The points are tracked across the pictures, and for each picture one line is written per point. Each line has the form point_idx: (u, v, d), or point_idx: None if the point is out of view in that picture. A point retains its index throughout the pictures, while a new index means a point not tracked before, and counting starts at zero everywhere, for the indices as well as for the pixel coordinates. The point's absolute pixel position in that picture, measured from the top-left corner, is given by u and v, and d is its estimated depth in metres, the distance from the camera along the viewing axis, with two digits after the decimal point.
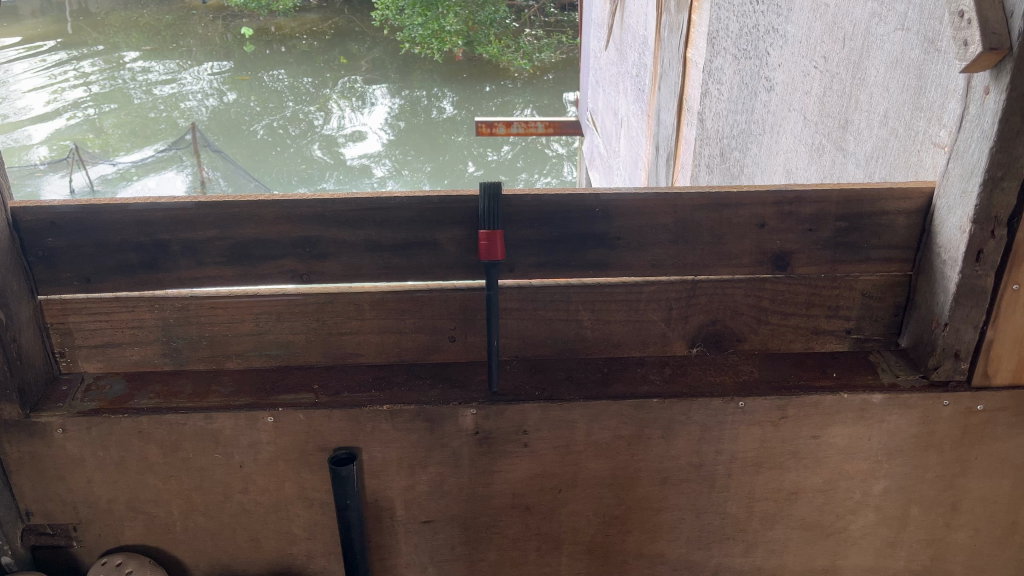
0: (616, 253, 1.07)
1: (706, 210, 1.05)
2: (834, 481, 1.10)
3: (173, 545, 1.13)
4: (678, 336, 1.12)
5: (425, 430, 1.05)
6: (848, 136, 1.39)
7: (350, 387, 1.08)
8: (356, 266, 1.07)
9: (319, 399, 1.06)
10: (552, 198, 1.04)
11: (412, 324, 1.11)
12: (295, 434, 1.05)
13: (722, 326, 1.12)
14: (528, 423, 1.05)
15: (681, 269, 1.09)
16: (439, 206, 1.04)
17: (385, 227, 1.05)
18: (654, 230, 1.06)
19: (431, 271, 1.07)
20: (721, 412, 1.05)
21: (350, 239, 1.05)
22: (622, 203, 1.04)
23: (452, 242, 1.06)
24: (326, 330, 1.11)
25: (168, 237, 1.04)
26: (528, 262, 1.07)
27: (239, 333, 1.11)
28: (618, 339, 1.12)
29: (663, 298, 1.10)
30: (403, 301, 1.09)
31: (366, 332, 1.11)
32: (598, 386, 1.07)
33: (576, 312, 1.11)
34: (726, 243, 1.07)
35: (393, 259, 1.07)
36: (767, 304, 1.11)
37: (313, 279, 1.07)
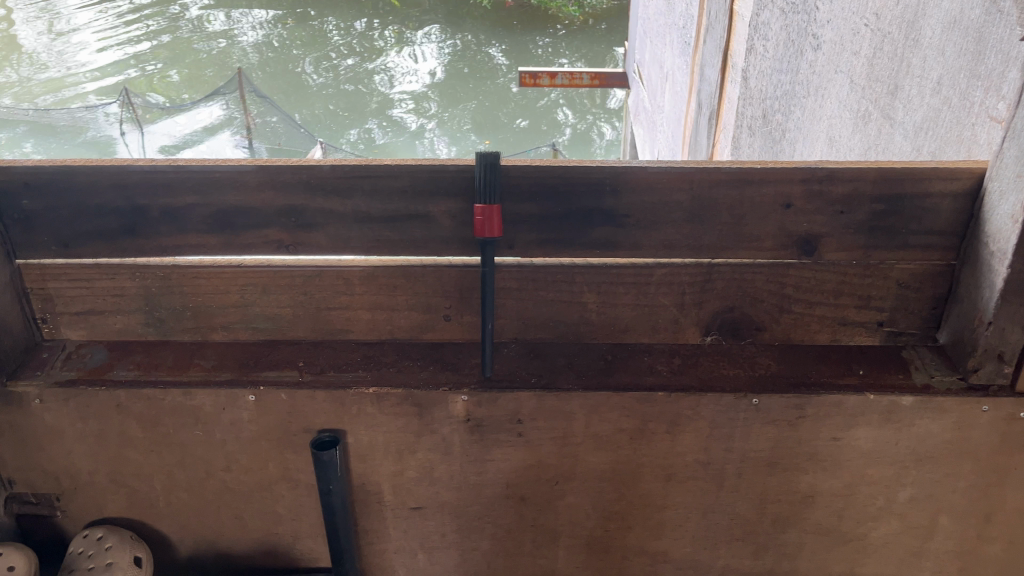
0: (625, 232, 0.98)
1: (726, 187, 0.96)
2: (855, 486, 1.01)
3: (156, 520, 1.09)
4: (691, 322, 1.04)
5: (414, 415, 0.99)
6: (897, 103, 1.27)
7: (336, 366, 1.02)
8: (345, 238, 1.00)
9: (303, 378, 1.00)
10: (555, 170, 0.95)
11: (404, 302, 1.04)
12: (277, 413, 1.00)
13: (740, 314, 1.03)
14: (522, 412, 0.98)
15: (696, 250, 0.99)
16: (432, 176, 0.96)
17: (375, 197, 0.97)
18: (667, 208, 0.97)
19: (424, 245, 1.00)
20: (732, 409, 0.97)
21: (338, 210, 0.98)
22: (632, 177, 0.95)
23: (446, 215, 0.98)
24: (314, 305, 1.04)
25: (147, 202, 0.98)
26: (528, 238, 0.99)
27: (223, 305, 1.05)
28: (625, 324, 1.04)
29: (676, 282, 1.01)
30: (395, 276, 1.02)
31: (356, 308, 1.04)
32: (601, 375, 0.99)
33: (580, 294, 1.03)
34: (747, 224, 0.98)
35: (383, 232, 1.00)
36: (791, 291, 1.01)
37: (299, 250, 1.01)
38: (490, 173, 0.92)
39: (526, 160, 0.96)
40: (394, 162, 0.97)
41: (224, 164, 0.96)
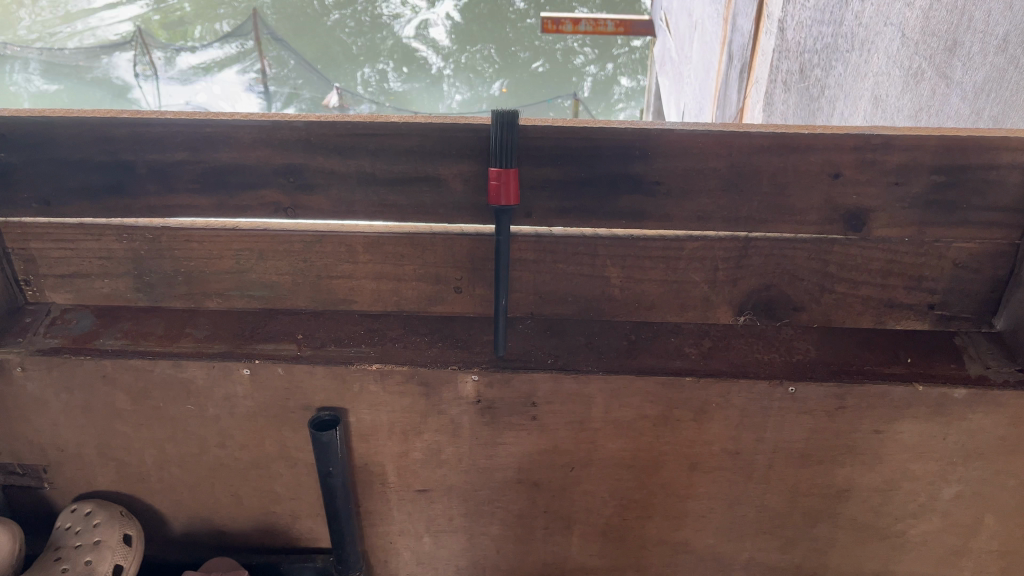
0: (653, 201, 0.90)
1: (768, 153, 0.86)
2: (895, 482, 0.93)
3: (149, 495, 1.03)
4: (723, 300, 0.95)
5: (420, 394, 0.92)
6: (954, 61, 1.16)
7: (337, 339, 0.95)
8: (347, 202, 0.92)
9: (302, 352, 0.93)
10: (579, 132, 0.86)
11: (412, 272, 0.96)
12: (274, 389, 0.93)
13: (777, 293, 0.94)
14: (537, 394, 0.91)
15: (732, 223, 0.91)
16: (444, 136, 0.87)
17: (381, 157, 0.89)
18: (701, 175, 0.88)
19: (433, 211, 0.92)
20: (766, 397, 0.89)
21: (340, 171, 0.90)
22: (664, 141, 0.86)
23: (458, 178, 0.90)
24: (315, 273, 0.97)
25: (133, 158, 0.90)
26: (547, 206, 0.91)
27: (217, 270, 0.97)
28: (651, 301, 0.96)
29: (708, 256, 0.93)
30: (402, 244, 0.94)
31: (360, 277, 0.97)
32: (624, 356, 0.91)
33: (602, 267, 0.94)
34: (789, 195, 0.89)
35: (389, 195, 0.91)
36: (835, 270, 0.93)
37: (299, 214, 0.93)
38: (509, 133, 0.84)
39: (547, 119, 0.87)
40: (402, 119, 0.88)
41: (217, 118, 0.88)
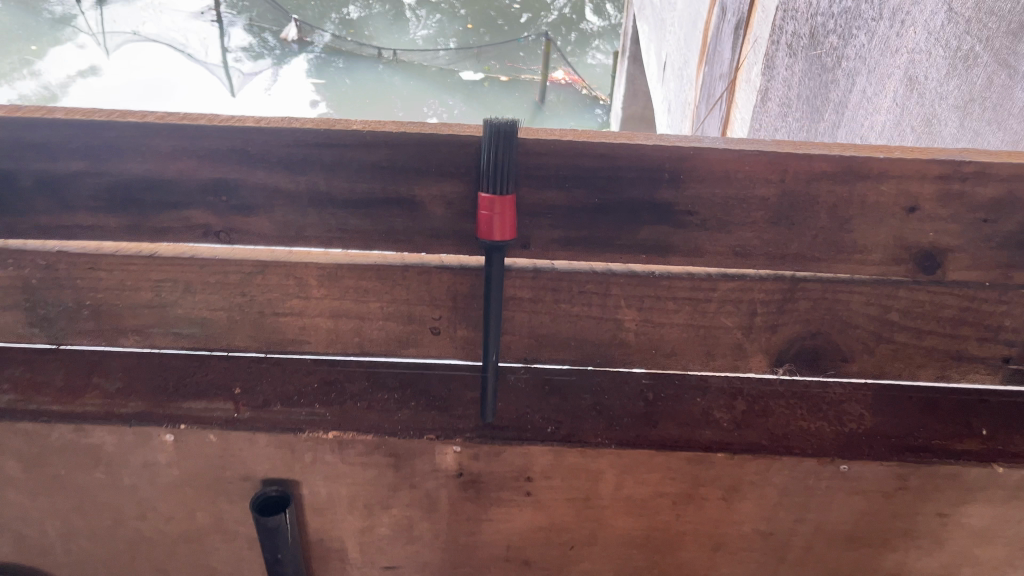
0: (683, 233, 0.72)
1: (830, 180, 0.69)
2: (953, 566, 0.79)
3: (54, 568, 0.85)
4: (758, 349, 0.78)
5: (388, 466, 0.75)
6: (1018, 47, 0.98)
7: (284, 395, 0.76)
8: (296, 226, 0.72)
9: (240, 414, 0.74)
10: (594, 148, 0.68)
11: (378, 309, 0.77)
12: (205, 457, 0.75)
13: (824, 342, 0.77)
14: (533, 469, 0.74)
15: (777, 261, 0.73)
16: (421, 150, 0.68)
17: (338, 174, 0.69)
18: (744, 204, 0.70)
19: (405, 239, 0.73)
20: (812, 476, 0.73)
21: (287, 189, 0.70)
22: (700, 162, 0.68)
23: (438, 200, 0.71)
24: (257, 309, 0.77)
25: (15, 167, 0.69)
26: (549, 236, 0.73)
27: (131, 304, 0.77)
28: (671, 349, 0.78)
29: (744, 299, 0.75)
30: (365, 277, 0.75)
31: (312, 315, 0.78)
32: (639, 424, 0.74)
33: (615, 309, 0.76)
34: (851, 230, 0.71)
35: (350, 219, 0.72)
36: (897, 317, 0.76)
37: (234, 239, 0.73)
38: (507, 151, 0.66)
39: (554, 129, 0.68)
40: (366, 125, 0.69)
41: (123, 119, 0.68)
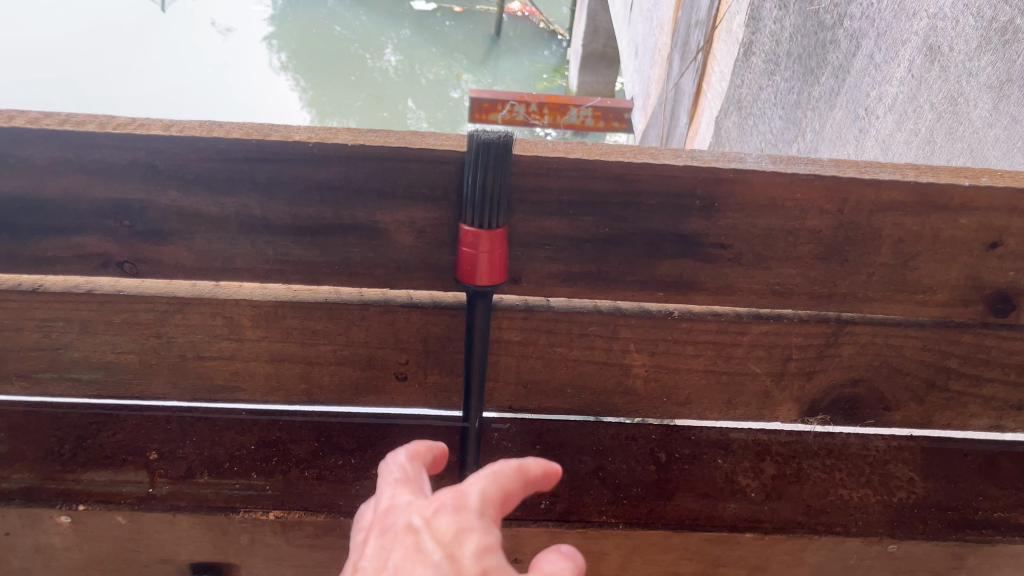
0: (710, 268, 0.58)
1: (898, 211, 0.55)
2: None
3: None
4: (788, 397, 0.65)
5: (344, 548, 0.61)
6: None
7: (213, 462, 0.61)
8: (223, 257, 0.57)
9: (156, 489, 0.60)
10: (607, 169, 0.53)
11: (329, 354, 0.62)
12: (115, 540, 0.61)
13: (867, 391, 0.65)
14: (522, 550, 0.61)
15: (822, 301, 0.60)
16: (383, 167, 0.53)
17: (277, 195, 0.54)
18: (790, 237, 0.56)
19: (365, 273, 0.58)
20: (854, 556, 0.62)
21: (210, 213, 0.54)
22: (741, 188, 0.54)
23: (406, 228, 0.56)
24: (176, 353, 0.61)
25: None
26: (546, 270, 0.58)
27: (12, 348, 0.60)
28: (685, 397, 0.65)
29: (778, 343, 0.62)
30: (314, 317, 0.60)
31: (246, 359, 0.62)
32: (652, 495, 0.61)
33: (622, 353, 0.63)
34: (914, 268, 0.58)
35: (293, 249, 0.57)
36: (954, 364, 0.64)
37: (144, 272, 0.57)
38: (498, 174, 0.51)
39: (557, 142, 0.53)
40: (314, 134, 0.52)
41: None
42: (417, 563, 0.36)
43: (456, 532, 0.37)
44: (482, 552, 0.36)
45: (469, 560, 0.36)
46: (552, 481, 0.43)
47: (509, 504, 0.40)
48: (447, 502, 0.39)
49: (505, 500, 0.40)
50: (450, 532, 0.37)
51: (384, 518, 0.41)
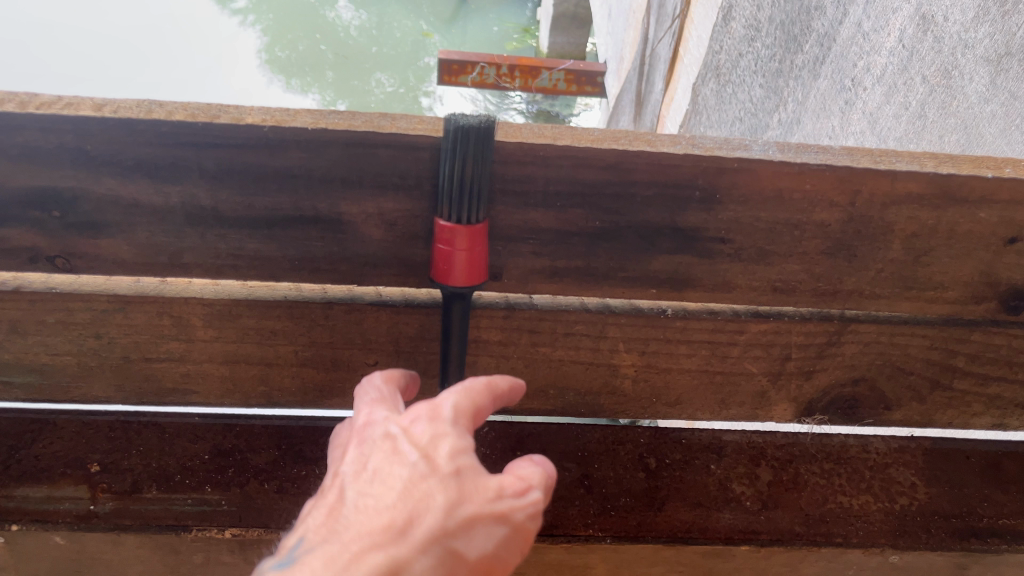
0: (708, 264, 0.53)
1: (914, 204, 0.51)
2: None
3: None
4: (785, 397, 0.61)
5: None
6: None
7: (162, 475, 0.56)
8: (169, 251, 0.51)
9: (99, 506, 0.54)
10: (599, 158, 0.47)
11: (291, 355, 0.56)
12: (56, 559, 0.55)
13: (868, 391, 0.61)
14: None
15: (826, 299, 0.56)
16: (349, 154, 0.47)
17: (228, 184, 0.48)
18: (795, 231, 0.52)
19: (329, 268, 0.52)
20: (853, 566, 0.58)
21: (151, 203, 0.48)
22: (744, 178, 0.49)
23: (375, 220, 0.50)
24: (118, 355, 0.55)
25: None
26: (529, 266, 0.53)
27: None
28: (676, 398, 0.61)
29: (778, 342, 0.58)
30: (272, 317, 0.54)
31: (198, 361, 0.56)
32: (640, 506, 0.57)
33: (609, 353, 0.58)
34: (926, 264, 0.54)
35: (248, 243, 0.51)
36: (960, 364, 0.60)
37: (79, 267, 0.51)
38: (478, 164, 0.45)
39: (545, 126, 0.47)
40: (269, 115, 0.46)
41: None
42: (397, 463, 0.40)
43: (431, 436, 0.40)
44: (457, 452, 0.40)
45: (445, 461, 0.40)
46: (518, 397, 0.45)
47: (481, 417, 0.43)
48: (423, 410, 0.42)
49: (478, 413, 0.43)
50: (426, 436, 0.40)
51: (360, 429, 0.43)
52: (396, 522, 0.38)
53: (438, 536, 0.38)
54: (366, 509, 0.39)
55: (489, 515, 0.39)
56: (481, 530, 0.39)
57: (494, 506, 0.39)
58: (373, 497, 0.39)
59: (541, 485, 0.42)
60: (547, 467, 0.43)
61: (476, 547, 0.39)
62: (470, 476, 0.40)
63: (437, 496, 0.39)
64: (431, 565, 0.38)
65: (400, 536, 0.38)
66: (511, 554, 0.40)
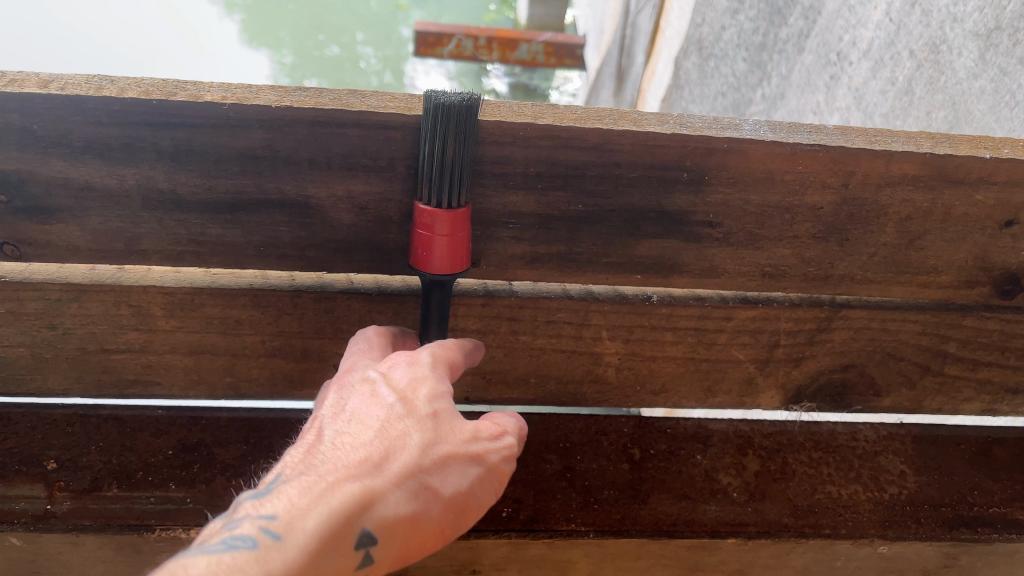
0: (696, 248, 0.51)
1: (910, 185, 0.49)
2: None
3: None
4: (773, 384, 0.59)
5: None
6: None
7: (123, 472, 0.53)
8: (126, 236, 0.47)
9: (55, 506, 0.51)
10: (582, 138, 0.45)
11: (259, 345, 0.54)
12: (12, 561, 0.53)
13: (858, 377, 0.58)
14: (481, 561, 0.55)
15: (817, 284, 0.54)
16: (316, 133, 0.44)
17: (187, 165, 0.45)
18: (786, 214, 0.50)
19: (298, 254, 0.50)
20: (841, 557, 0.57)
21: (104, 186, 0.45)
22: (733, 159, 0.47)
23: (345, 204, 0.47)
24: (75, 347, 0.52)
25: None
26: (509, 252, 0.50)
27: None
28: (661, 386, 0.58)
29: (766, 328, 0.56)
30: (239, 306, 0.52)
31: (160, 352, 0.53)
32: (624, 498, 0.55)
33: (592, 341, 0.56)
34: (920, 248, 0.52)
35: (210, 228, 0.48)
36: (953, 349, 0.57)
37: (28, 254, 0.48)
38: (460, 146, 0.43)
39: (524, 104, 0.45)
40: (230, 92, 0.43)
41: None
42: (376, 405, 0.42)
43: (410, 380, 0.43)
44: (433, 396, 0.43)
45: (422, 404, 0.42)
46: (481, 355, 0.49)
47: (455, 369, 0.46)
48: (401, 360, 0.45)
49: (452, 366, 0.46)
50: (404, 381, 0.43)
51: (340, 377, 0.45)
52: (374, 456, 0.40)
53: (415, 470, 0.40)
54: (344, 445, 0.41)
55: (463, 455, 0.42)
56: (455, 468, 0.41)
57: (469, 447, 0.42)
58: (351, 435, 0.41)
59: (511, 433, 0.45)
60: (518, 419, 0.47)
61: (451, 483, 0.41)
62: (445, 418, 0.42)
63: (413, 435, 0.41)
64: (407, 496, 0.40)
65: (378, 468, 0.39)
66: (482, 494, 0.42)
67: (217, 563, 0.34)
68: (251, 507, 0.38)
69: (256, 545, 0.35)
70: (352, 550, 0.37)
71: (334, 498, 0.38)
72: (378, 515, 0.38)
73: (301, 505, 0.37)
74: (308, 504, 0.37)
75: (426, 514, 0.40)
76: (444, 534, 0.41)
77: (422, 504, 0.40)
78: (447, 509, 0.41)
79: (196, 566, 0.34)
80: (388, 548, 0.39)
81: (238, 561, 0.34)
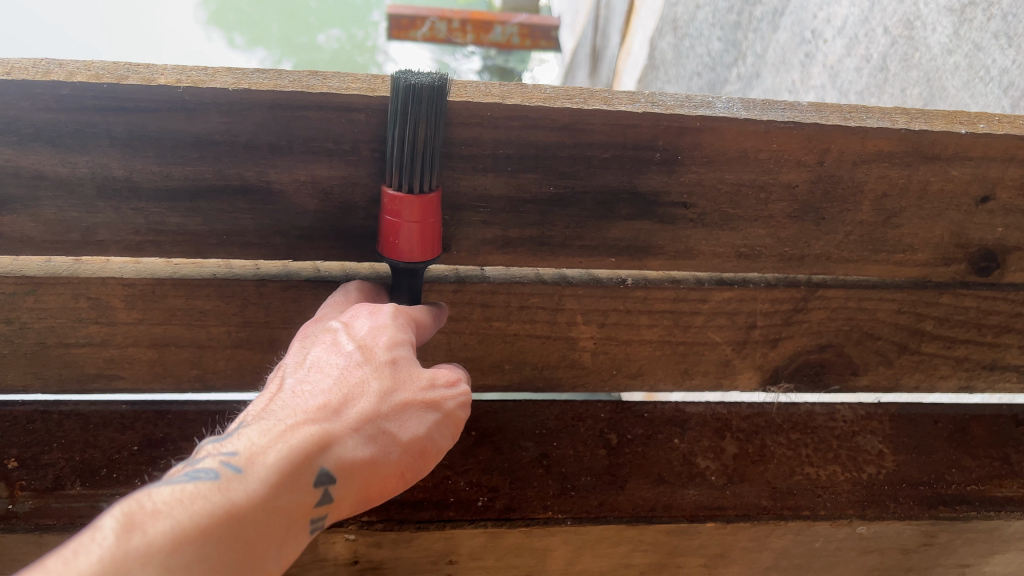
0: (670, 230, 0.50)
1: (885, 162, 0.48)
2: None
3: None
4: (750, 366, 0.58)
5: None
6: None
7: (87, 470, 0.52)
8: (81, 227, 0.46)
9: (16, 507, 0.50)
10: (551, 120, 0.43)
11: (225, 337, 0.52)
12: None
13: (835, 358, 0.58)
14: (458, 552, 0.54)
15: (793, 265, 0.53)
16: (275, 116, 0.42)
17: (143, 152, 0.43)
18: (761, 193, 0.49)
19: (261, 243, 0.48)
20: (821, 539, 0.56)
21: (57, 175, 0.43)
22: (706, 138, 0.46)
23: (309, 191, 0.46)
24: (33, 342, 0.50)
25: None
26: (479, 237, 0.49)
27: None
28: (637, 370, 0.57)
29: (742, 310, 0.55)
30: (202, 297, 0.50)
31: (123, 346, 0.52)
32: (602, 485, 0.55)
33: (567, 325, 0.55)
34: (896, 225, 0.51)
35: (169, 217, 0.46)
36: (929, 327, 0.57)
37: None
38: (431, 128, 0.42)
39: (493, 84, 0.44)
40: (185, 74, 0.41)
41: None
42: (335, 352, 0.41)
43: (371, 329, 0.42)
44: (393, 344, 0.42)
45: (382, 350, 0.41)
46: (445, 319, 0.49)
47: (419, 327, 0.45)
48: (363, 309, 0.44)
49: (417, 323, 0.45)
50: (365, 329, 0.42)
51: (305, 328, 0.45)
52: (332, 402, 0.39)
53: (373, 416, 0.39)
54: (303, 391, 0.39)
55: (421, 402, 0.41)
56: (413, 415, 0.41)
57: (427, 395, 0.41)
58: (310, 382, 0.40)
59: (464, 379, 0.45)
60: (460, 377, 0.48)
61: (408, 429, 0.40)
62: (404, 365, 0.42)
63: (373, 381, 0.40)
64: (365, 439, 0.39)
65: (336, 413, 0.38)
66: (440, 439, 0.42)
67: (177, 492, 0.32)
68: (211, 449, 0.36)
69: (215, 477, 0.33)
70: (312, 488, 0.35)
71: (293, 437, 0.36)
72: (337, 456, 0.37)
73: (260, 443, 0.35)
74: (268, 442, 0.36)
75: (383, 458, 0.39)
76: (403, 478, 0.40)
77: (380, 448, 0.39)
78: (404, 454, 0.40)
79: (157, 495, 0.31)
80: (348, 490, 0.37)
81: (201, 490, 0.32)
